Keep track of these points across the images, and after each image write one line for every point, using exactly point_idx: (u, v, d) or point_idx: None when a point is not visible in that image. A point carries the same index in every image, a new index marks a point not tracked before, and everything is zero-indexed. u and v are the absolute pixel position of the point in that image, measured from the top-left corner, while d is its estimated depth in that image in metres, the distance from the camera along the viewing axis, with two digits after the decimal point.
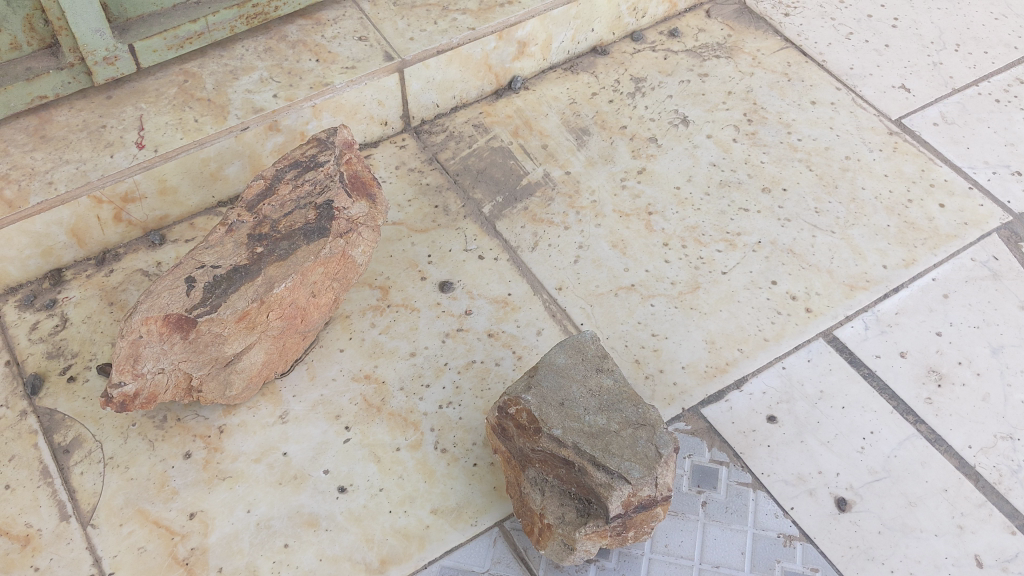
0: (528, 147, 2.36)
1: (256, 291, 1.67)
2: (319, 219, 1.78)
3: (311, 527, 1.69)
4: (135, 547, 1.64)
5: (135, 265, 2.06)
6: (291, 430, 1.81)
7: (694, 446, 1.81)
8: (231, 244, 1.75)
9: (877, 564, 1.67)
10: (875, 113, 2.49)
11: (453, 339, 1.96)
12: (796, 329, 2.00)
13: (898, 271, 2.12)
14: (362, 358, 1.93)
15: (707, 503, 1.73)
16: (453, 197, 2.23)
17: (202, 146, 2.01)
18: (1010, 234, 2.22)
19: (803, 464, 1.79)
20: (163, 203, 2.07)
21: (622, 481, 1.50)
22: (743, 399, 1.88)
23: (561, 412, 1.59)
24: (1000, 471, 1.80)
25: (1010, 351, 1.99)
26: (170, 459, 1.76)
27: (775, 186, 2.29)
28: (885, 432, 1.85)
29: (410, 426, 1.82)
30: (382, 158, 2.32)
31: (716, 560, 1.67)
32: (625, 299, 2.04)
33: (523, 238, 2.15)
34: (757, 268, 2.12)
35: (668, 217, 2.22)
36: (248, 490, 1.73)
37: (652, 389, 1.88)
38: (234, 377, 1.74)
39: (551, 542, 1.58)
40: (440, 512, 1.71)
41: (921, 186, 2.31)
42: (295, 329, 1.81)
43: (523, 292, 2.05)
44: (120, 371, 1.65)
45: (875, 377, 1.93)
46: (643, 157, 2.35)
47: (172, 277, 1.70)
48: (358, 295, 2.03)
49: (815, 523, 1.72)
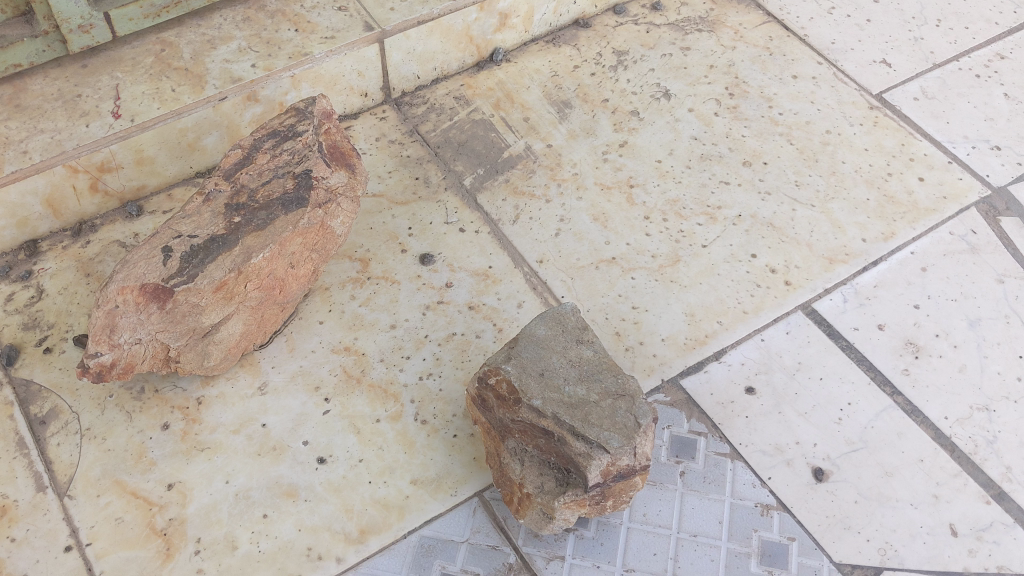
0: (510, 119, 2.34)
1: (233, 261, 1.67)
2: (298, 189, 1.76)
3: (290, 497, 1.68)
4: (113, 518, 1.64)
5: (112, 236, 2.04)
6: (270, 401, 1.80)
7: (673, 417, 1.81)
8: (208, 214, 1.74)
9: (853, 533, 1.68)
10: (856, 87, 2.49)
11: (433, 312, 1.95)
12: (775, 302, 2.01)
13: (877, 245, 2.13)
14: (341, 330, 1.92)
15: (685, 473, 1.74)
16: (434, 169, 2.22)
17: (179, 116, 1.99)
18: (988, 208, 2.23)
19: (780, 435, 1.80)
20: (140, 173, 2.04)
21: (601, 450, 1.51)
22: (721, 370, 1.89)
23: (541, 382, 1.59)
24: (975, 441, 1.82)
25: (987, 323, 2.00)
26: (147, 431, 1.75)
27: (756, 160, 2.30)
28: (862, 403, 1.86)
29: (390, 397, 1.82)
30: (362, 130, 2.30)
31: (694, 529, 1.68)
32: (606, 272, 2.04)
33: (504, 211, 2.14)
34: (737, 242, 2.12)
35: (649, 190, 2.21)
36: (227, 461, 1.72)
37: (632, 360, 1.89)
38: (213, 348, 1.74)
39: (530, 511, 1.59)
40: (419, 482, 1.71)
41: (901, 160, 2.32)
42: (274, 300, 1.80)
43: (504, 265, 2.04)
44: (96, 342, 1.64)
45: (853, 350, 1.94)
46: (625, 130, 2.34)
47: (148, 247, 1.69)
48: (338, 267, 2.02)
49: (792, 492, 1.73)
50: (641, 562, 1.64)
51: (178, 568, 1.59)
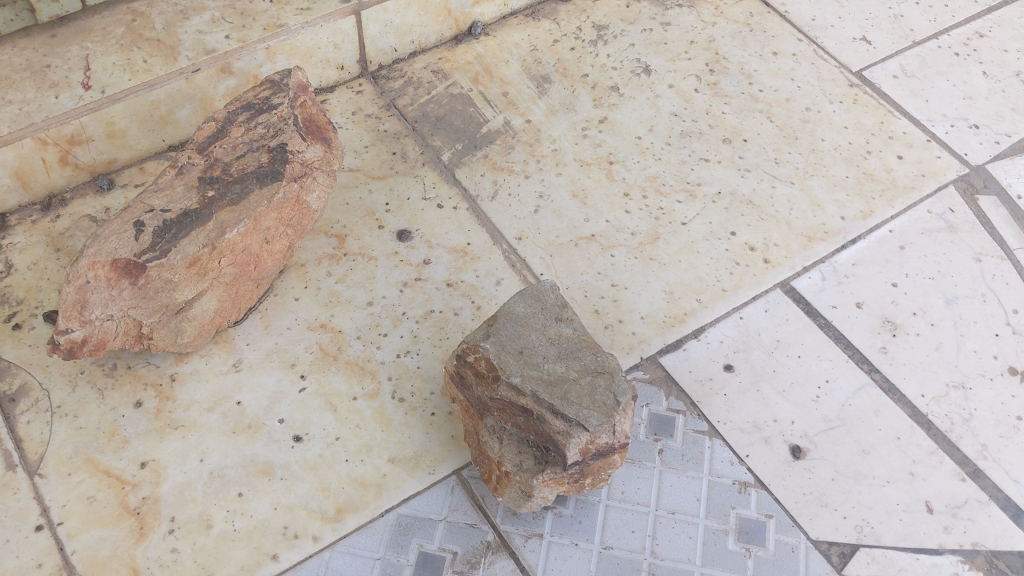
0: (489, 94, 2.32)
1: (207, 237, 1.64)
2: (273, 163, 1.73)
3: (265, 476, 1.66)
4: (85, 497, 1.61)
5: (83, 210, 1.99)
6: (245, 378, 1.78)
7: (652, 395, 1.81)
8: (181, 187, 1.71)
9: (829, 510, 1.69)
10: (836, 64, 2.49)
11: (411, 289, 1.93)
12: (754, 279, 2.00)
13: (856, 223, 2.13)
14: (317, 307, 1.89)
15: (664, 451, 1.74)
16: (412, 144, 2.19)
17: (151, 88, 1.95)
18: (966, 186, 2.23)
19: (758, 413, 1.80)
20: (111, 146, 2.01)
21: (580, 428, 1.50)
22: (700, 348, 1.88)
23: (520, 360, 1.57)
24: (951, 419, 1.83)
25: (963, 301, 2.01)
26: (120, 408, 1.72)
27: (736, 137, 2.29)
28: (839, 380, 1.86)
29: (367, 374, 1.80)
30: (338, 103, 2.27)
31: (672, 507, 1.68)
32: (585, 249, 2.03)
33: (483, 187, 2.12)
34: (717, 219, 2.11)
35: (628, 166, 2.20)
36: (201, 439, 1.70)
37: (611, 338, 1.88)
38: (186, 324, 1.71)
39: (508, 489, 1.58)
40: (397, 461, 1.70)
41: (880, 138, 2.32)
42: (249, 277, 1.77)
43: (482, 242, 2.02)
44: (67, 318, 1.61)
45: (831, 327, 1.94)
46: (605, 106, 2.32)
47: (120, 221, 1.66)
48: (314, 243, 1.99)
49: (770, 470, 1.73)
50: (620, 539, 1.64)
51: (152, 547, 1.57)
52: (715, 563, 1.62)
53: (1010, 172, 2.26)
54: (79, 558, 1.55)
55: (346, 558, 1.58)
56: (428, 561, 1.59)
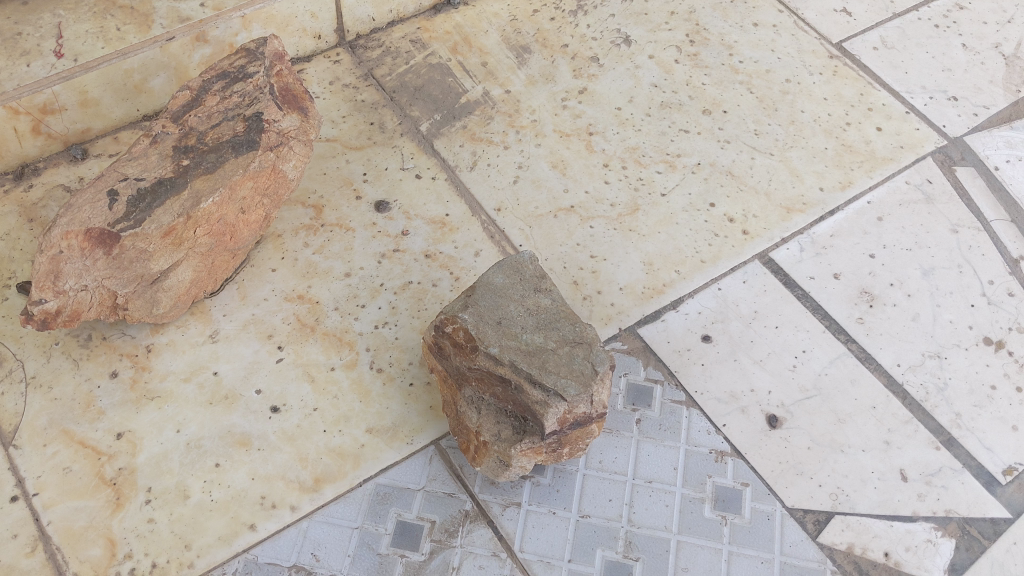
0: (467, 64, 2.30)
1: (182, 206, 1.62)
2: (248, 132, 1.72)
3: (242, 446, 1.66)
4: (60, 468, 1.61)
5: (56, 180, 1.97)
6: (222, 349, 1.77)
7: (630, 365, 1.81)
8: (156, 156, 1.69)
9: (805, 478, 1.70)
10: (816, 36, 2.48)
11: (389, 260, 1.92)
12: (732, 251, 2.01)
13: (834, 194, 2.13)
14: (295, 278, 1.88)
15: (641, 421, 1.75)
16: (390, 114, 2.17)
17: (125, 56, 1.93)
18: (944, 157, 2.23)
19: (736, 382, 1.81)
20: (84, 115, 1.98)
21: (558, 398, 1.50)
22: (678, 319, 1.89)
23: (498, 330, 1.57)
24: (927, 388, 1.84)
25: (940, 272, 2.02)
26: (95, 379, 1.71)
27: (716, 108, 2.28)
28: (816, 350, 1.87)
29: (345, 345, 1.80)
30: (315, 73, 2.25)
31: (649, 476, 1.69)
32: (564, 220, 2.02)
33: (462, 157, 2.11)
34: (696, 190, 2.11)
35: (608, 137, 2.19)
36: (178, 410, 1.69)
37: (590, 309, 1.88)
38: (162, 295, 1.69)
39: (486, 459, 1.58)
40: (375, 431, 1.70)
41: (859, 109, 2.32)
42: (224, 247, 1.75)
43: (461, 213, 2.01)
44: (40, 288, 1.59)
45: (809, 298, 1.95)
46: (585, 76, 2.31)
47: (93, 190, 1.65)
48: (291, 214, 1.98)
49: (747, 439, 1.74)
50: (597, 507, 1.64)
51: (128, 517, 1.57)
52: (692, 530, 1.64)
53: (987, 143, 2.27)
54: (55, 529, 1.55)
55: (324, 527, 1.58)
56: (407, 530, 1.59)
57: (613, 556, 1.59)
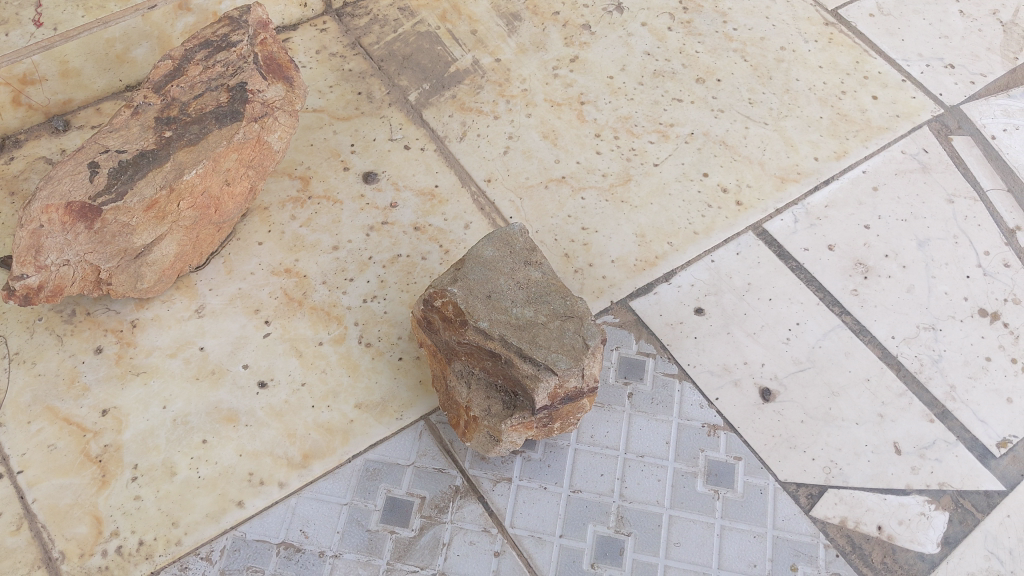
0: (457, 32, 2.25)
1: (165, 178, 1.59)
2: (232, 102, 1.68)
3: (230, 422, 1.64)
4: (45, 445, 1.59)
5: (37, 152, 1.93)
6: (207, 324, 1.75)
7: (622, 338, 1.79)
8: (137, 128, 1.66)
9: (798, 452, 1.69)
10: (811, 2, 2.45)
11: (377, 233, 1.89)
12: (725, 222, 1.98)
13: (829, 164, 2.10)
14: (282, 251, 1.85)
15: (633, 395, 1.73)
16: (378, 84, 2.14)
17: (106, 26, 1.89)
18: (940, 126, 2.20)
19: (729, 355, 1.79)
20: (65, 86, 1.94)
21: (549, 372, 1.47)
22: (671, 291, 1.86)
23: (487, 304, 1.54)
24: (921, 360, 1.83)
25: (936, 243, 2.00)
26: (79, 355, 1.69)
27: (709, 76, 2.24)
28: (811, 323, 1.85)
29: (332, 320, 1.77)
30: (301, 42, 2.21)
31: (642, 450, 1.67)
32: (555, 192, 1.99)
33: (451, 128, 2.07)
34: (689, 160, 2.08)
35: (600, 107, 2.16)
36: (164, 385, 1.67)
37: (581, 282, 1.86)
38: (146, 269, 1.65)
39: (476, 434, 1.57)
40: (364, 406, 1.68)
41: (855, 77, 2.28)
42: (209, 220, 1.72)
43: (451, 184, 1.98)
44: (21, 263, 1.56)
45: (803, 270, 1.92)
46: (576, 44, 2.27)
47: (74, 162, 1.62)
48: (278, 186, 1.95)
49: (739, 413, 1.73)
50: (588, 482, 1.63)
51: (114, 494, 1.55)
52: (683, 505, 1.62)
53: (984, 112, 2.24)
54: (40, 506, 1.53)
55: (313, 504, 1.57)
56: (396, 506, 1.58)
57: (605, 530, 1.58)
